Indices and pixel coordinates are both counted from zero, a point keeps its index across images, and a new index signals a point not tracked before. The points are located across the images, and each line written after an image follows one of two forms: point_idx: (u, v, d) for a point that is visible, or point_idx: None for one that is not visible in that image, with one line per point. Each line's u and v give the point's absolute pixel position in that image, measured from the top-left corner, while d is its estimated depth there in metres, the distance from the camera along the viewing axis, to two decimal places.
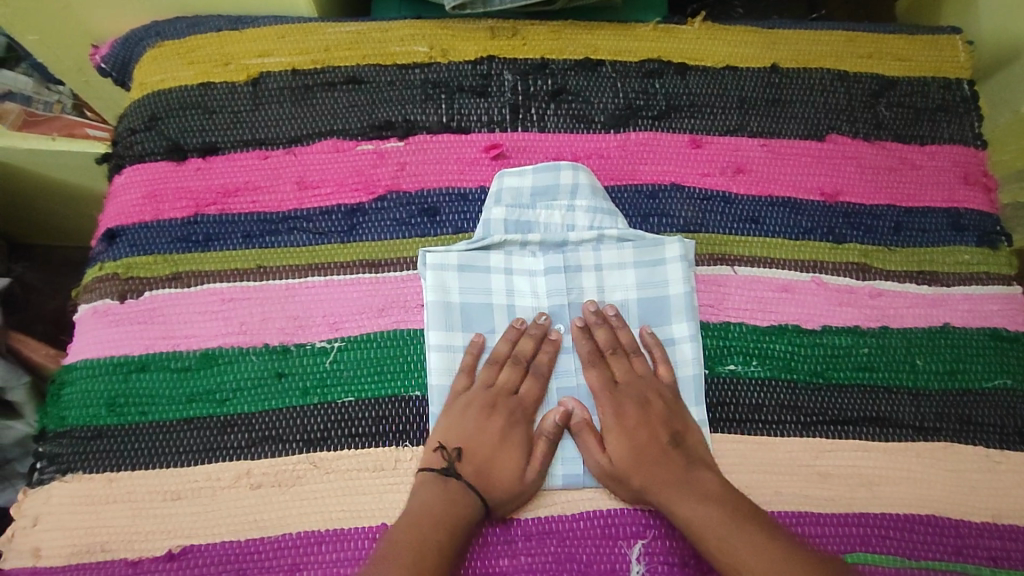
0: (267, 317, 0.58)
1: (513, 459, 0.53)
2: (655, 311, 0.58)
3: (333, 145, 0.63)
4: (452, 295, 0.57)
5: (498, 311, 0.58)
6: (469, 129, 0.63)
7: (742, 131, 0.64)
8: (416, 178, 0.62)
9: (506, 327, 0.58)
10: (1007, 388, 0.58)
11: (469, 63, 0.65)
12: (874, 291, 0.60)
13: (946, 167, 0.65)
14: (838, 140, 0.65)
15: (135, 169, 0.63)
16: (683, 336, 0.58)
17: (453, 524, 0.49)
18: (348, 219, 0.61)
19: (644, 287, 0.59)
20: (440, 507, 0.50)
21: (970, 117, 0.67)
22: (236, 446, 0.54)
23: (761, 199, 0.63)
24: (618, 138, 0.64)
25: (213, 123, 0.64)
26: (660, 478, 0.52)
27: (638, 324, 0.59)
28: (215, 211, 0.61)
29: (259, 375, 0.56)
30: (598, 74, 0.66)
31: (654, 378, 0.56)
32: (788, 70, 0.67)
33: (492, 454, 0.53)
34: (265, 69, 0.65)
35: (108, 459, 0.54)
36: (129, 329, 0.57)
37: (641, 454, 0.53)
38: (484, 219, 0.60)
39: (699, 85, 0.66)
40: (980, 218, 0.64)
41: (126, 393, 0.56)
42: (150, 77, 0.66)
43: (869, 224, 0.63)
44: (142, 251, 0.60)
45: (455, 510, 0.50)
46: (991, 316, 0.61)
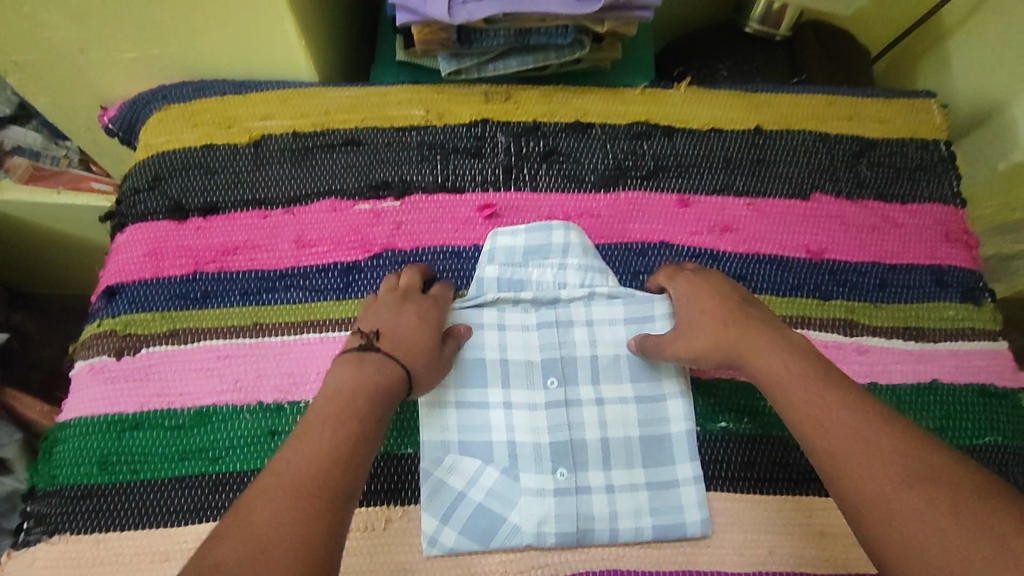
0: (261, 375, 0.58)
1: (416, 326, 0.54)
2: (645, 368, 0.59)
3: (331, 205, 0.64)
4: None
5: (491, 368, 0.58)
6: (463, 189, 0.65)
7: (728, 190, 0.66)
8: (411, 236, 0.64)
9: (500, 383, 0.58)
10: (997, 445, 0.59)
11: (464, 126, 0.68)
12: (862, 347, 0.61)
13: (928, 224, 0.67)
14: (821, 199, 0.67)
15: (136, 227, 0.64)
16: (673, 393, 0.58)
17: (356, 392, 0.47)
18: (344, 277, 0.62)
19: None
20: (340, 383, 0.48)
21: (948, 177, 0.69)
22: (227, 506, 0.54)
23: (748, 256, 0.64)
24: (608, 197, 0.66)
25: (215, 183, 0.66)
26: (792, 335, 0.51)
27: (631, 379, 0.59)
28: (214, 269, 0.62)
29: (252, 433, 0.56)
30: (588, 136, 0.68)
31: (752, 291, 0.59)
32: (771, 132, 0.69)
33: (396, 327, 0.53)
34: (267, 132, 0.68)
35: (97, 519, 0.54)
36: (124, 386, 0.58)
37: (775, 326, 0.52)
38: (478, 277, 0.61)
39: (685, 146, 0.68)
40: (963, 274, 0.65)
41: (119, 451, 0.56)
42: (155, 139, 0.68)
43: (855, 280, 0.64)
44: (140, 308, 0.61)
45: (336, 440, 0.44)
46: (979, 372, 0.61)
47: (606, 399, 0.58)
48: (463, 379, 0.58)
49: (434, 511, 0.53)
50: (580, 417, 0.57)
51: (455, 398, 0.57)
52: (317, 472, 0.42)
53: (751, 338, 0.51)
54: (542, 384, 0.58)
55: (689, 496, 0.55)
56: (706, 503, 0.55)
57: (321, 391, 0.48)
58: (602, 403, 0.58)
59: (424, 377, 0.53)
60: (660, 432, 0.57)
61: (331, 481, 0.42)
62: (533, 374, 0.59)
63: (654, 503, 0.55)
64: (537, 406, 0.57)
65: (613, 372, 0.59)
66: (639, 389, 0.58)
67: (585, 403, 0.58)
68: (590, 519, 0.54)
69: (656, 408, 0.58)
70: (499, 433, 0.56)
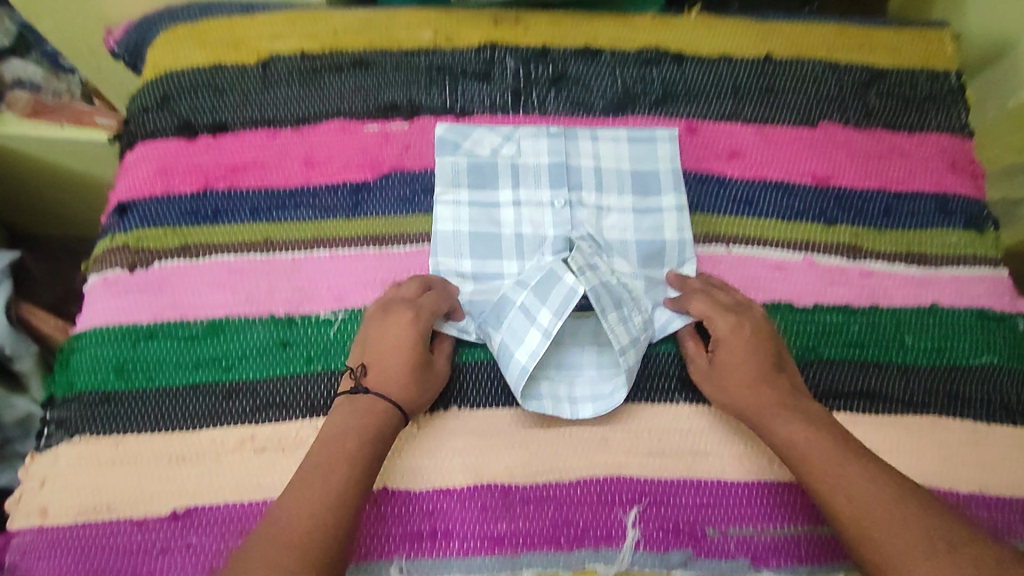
0: (273, 289, 0.59)
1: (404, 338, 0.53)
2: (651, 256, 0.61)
3: (339, 125, 0.64)
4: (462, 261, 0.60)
5: (503, 239, 0.61)
6: (471, 112, 0.65)
7: (736, 118, 0.66)
8: (421, 157, 0.64)
9: (509, 185, 0.62)
10: (993, 365, 0.60)
11: (473, 50, 0.67)
12: (864, 272, 0.62)
13: (935, 154, 0.67)
14: (829, 127, 0.67)
15: (146, 146, 0.64)
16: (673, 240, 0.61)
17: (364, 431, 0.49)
18: (354, 196, 0.62)
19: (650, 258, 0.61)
20: (351, 424, 0.50)
21: (957, 108, 0.69)
22: (241, 412, 0.56)
23: (755, 182, 0.64)
24: (617, 122, 0.66)
25: (224, 103, 0.65)
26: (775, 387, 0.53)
27: (634, 187, 0.63)
28: (224, 186, 0.63)
29: (264, 344, 0.58)
30: (597, 62, 0.67)
31: (755, 308, 0.57)
32: (781, 60, 0.69)
33: (385, 354, 0.53)
34: (275, 53, 0.67)
35: (115, 423, 0.55)
36: (138, 298, 0.59)
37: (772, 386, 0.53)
38: (500, 347, 0.55)
39: (695, 73, 0.68)
40: (966, 203, 0.66)
41: (135, 359, 0.57)
42: (162, 58, 0.67)
43: (859, 207, 0.64)
44: (152, 224, 0.61)
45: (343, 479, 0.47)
46: (978, 296, 0.62)
47: (606, 229, 0.62)
48: (478, 247, 0.60)
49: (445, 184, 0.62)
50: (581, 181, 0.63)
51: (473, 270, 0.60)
52: (335, 502, 0.45)
53: (767, 399, 0.53)
54: (551, 182, 0.62)
55: (665, 150, 0.64)
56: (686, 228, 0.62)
57: (328, 431, 0.50)
58: (602, 211, 0.62)
59: (422, 403, 0.53)
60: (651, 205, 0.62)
61: (347, 511, 0.45)
62: (540, 176, 0.62)
63: (655, 415, 0.57)
64: (543, 205, 0.62)
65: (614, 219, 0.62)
66: (638, 201, 0.63)
67: (587, 207, 0.62)
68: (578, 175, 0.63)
69: (653, 218, 0.62)
70: (508, 227, 0.61)
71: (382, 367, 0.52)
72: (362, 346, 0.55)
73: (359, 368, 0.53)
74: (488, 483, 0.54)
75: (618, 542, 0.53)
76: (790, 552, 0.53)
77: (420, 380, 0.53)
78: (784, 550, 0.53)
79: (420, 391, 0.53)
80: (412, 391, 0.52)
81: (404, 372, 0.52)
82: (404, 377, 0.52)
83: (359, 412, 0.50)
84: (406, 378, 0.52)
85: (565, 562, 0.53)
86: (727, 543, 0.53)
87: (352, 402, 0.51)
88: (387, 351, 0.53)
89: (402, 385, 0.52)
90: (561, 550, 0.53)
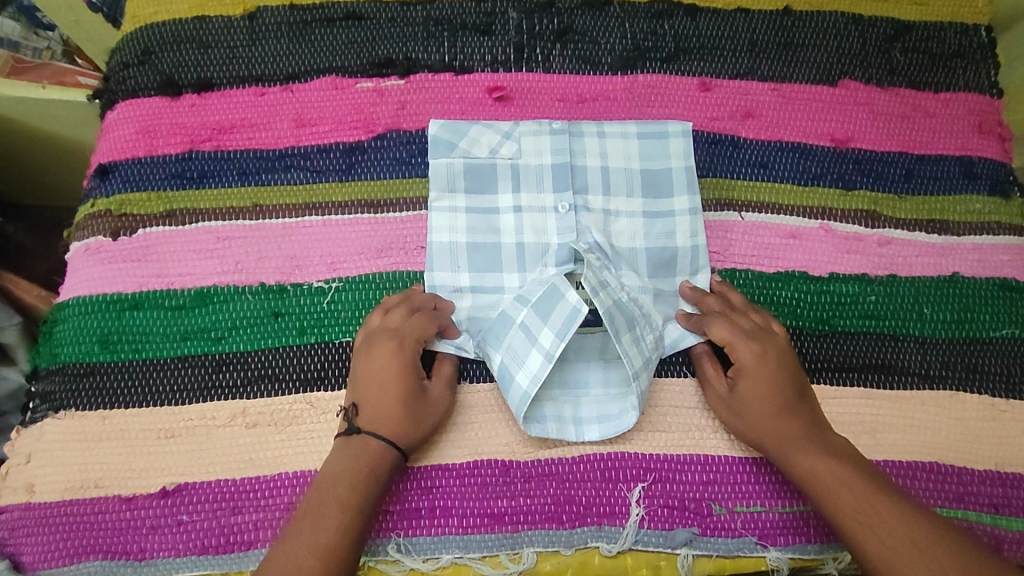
0: (263, 257, 0.56)
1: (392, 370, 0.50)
2: (663, 262, 0.57)
3: (331, 83, 0.61)
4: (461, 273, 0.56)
5: (503, 248, 0.57)
6: (471, 68, 0.61)
7: (752, 75, 0.63)
8: (418, 116, 0.60)
9: (509, 188, 0.58)
10: (1014, 338, 0.58)
11: (473, 1, 0.63)
12: (883, 239, 0.59)
13: (961, 114, 0.63)
14: (850, 86, 0.63)
15: (127, 104, 0.61)
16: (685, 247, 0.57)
17: (359, 475, 0.47)
18: (347, 158, 0.59)
19: (662, 265, 0.57)
20: (346, 466, 0.47)
21: (986, 65, 0.65)
22: (231, 386, 0.53)
23: (770, 144, 0.61)
24: (626, 80, 0.62)
25: (209, 58, 0.61)
26: (794, 422, 0.50)
27: (643, 188, 0.59)
28: (210, 147, 0.59)
29: (255, 314, 0.55)
30: (605, 14, 0.63)
31: (771, 325, 0.54)
32: (801, 13, 0.64)
33: (375, 388, 0.50)
34: (262, 4, 0.63)
35: (102, 396, 0.53)
36: (122, 267, 0.56)
37: (791, 421, 0.50)
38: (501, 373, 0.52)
39: (709, 28, 0.63)
40: (992, 167, 0.62)
41: (120, 331, 0.55)
42: (141, 9, 0.63)
43: (880, 171, 0.61)
44: (134, 188, 0.58)
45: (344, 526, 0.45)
46: (1001, 266, 0.59)
47: (614, 236, 0.57)
48: (476, 259, 0.56)
49: (440, 188, 0.57)
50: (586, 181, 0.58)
51: (471, 282, 0.56)
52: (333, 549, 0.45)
53: (785, 433, 0.50)
54: (553, 185, 0.58)
55: (677, 147, 0.59)
56: (698, 232, 0.58)
57: (323, 472, 0.48)
58: (609, 216, 0.58)
59: (420, 434, 0.50)
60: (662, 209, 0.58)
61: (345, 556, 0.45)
62: (542, 179, 0.58)
63: (661, 390, 0.55)
64: (545, 210, 0.57)
65: (622, 225, 0.58)
66: (647, 204, 0.58)
67: (594, 212, 0.58)
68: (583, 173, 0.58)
69: (664, 221, 0.58)
70: (509, 235, 0.57)
71: (372, 406, 0.50)
72: (351, 382, 0.51)
73: (351, 408, 0.50)
74: (486, 459, 0.52)
75: (622, 520, 0.51)
76: (798, 530, 0.52)
77: (414, 413, 0.50)
78: (792, 528, 0.52)
79: (415, 425, 0.50)
80: (405, 427, 0.49)
81: (396, 410, 0.49)
82: (396, 414, 0.49)
83: (352, 456, 0.48)
84: (398, 415, 0.49)
85: (567, 540, 0.51)
86: (734, 521, 0.52)
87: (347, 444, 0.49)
88: (377, 390, 0.50)
89: (395, 422, 0.49)
90: (563, 528, 0.51)
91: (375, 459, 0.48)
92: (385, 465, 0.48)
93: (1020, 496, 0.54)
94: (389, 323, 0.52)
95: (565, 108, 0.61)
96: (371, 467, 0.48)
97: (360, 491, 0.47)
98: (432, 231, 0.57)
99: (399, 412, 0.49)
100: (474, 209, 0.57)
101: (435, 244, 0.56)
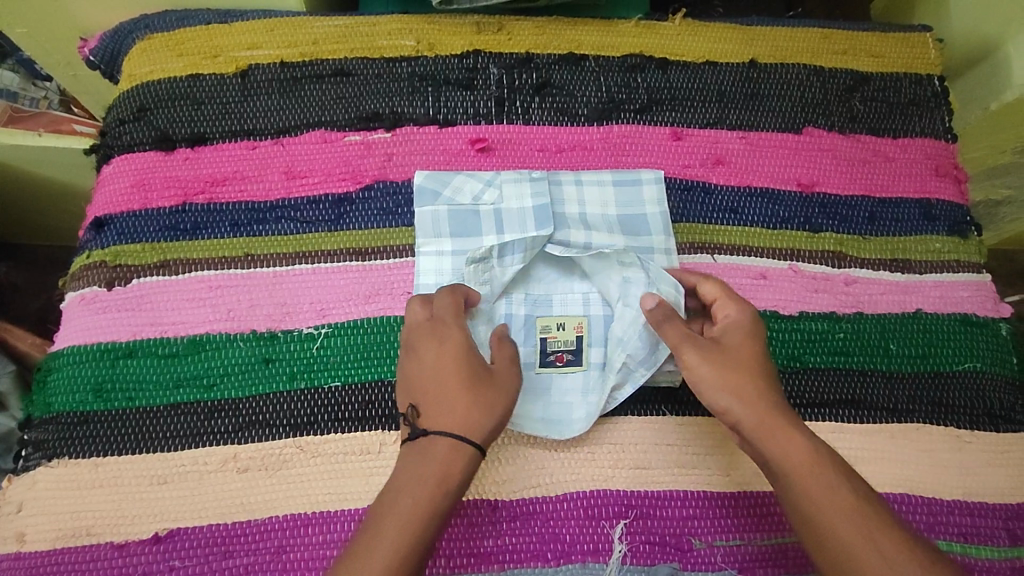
0: (254, 304, 0.58)
1: (450, 351, 0.50)
2: None
3: (321, 136, 0.63)
4: None
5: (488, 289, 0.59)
6: (454, 121, 0.64)
7: (721, 124, 0.66)
8: (404, 168, 0.63)
9: (493, 230, 0.61)
10: (976, 371, 0.60)
11: (456, 57, 0.66)
12: (849, 279, 0.62)
13: (918, 159, 0.67)
14: (814, 133, 0.66)
15: (123, 158, 0.63)
16: None
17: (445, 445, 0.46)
18: (335, 209, 0.62)
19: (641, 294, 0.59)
20: (429, 453, 0.46)
21: (941, 112, 0.69)
22: (223, 431, 0.55)
23: (740, 189, 0.64)
24: (601, 131, 0.65)
25: (202, 113, 0.64)
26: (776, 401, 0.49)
27: (621, 229, 0.62)
28: (203, 200, 0.62)
29: (246, 361, 0.57)
30: (581, 69, 0.67)
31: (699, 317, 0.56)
32: (766, 65, 0.68)
33: (435, 366, 0.50)
34: (254, 62, 0.66)
35: (95, 444, 0.54)
36: (116, 316, 0.58)
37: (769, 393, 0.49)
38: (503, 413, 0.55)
39: (679, 80, 0.67)
40: (950, 208, 0.66)
41: (114, 379, 0.56)
42: (139, 69, 0.66)
43: (844, 214, 0.64)
44: (130, 239, 0.60)
45: (441, 473, 0.45)
46: (962, 302, 0.62)
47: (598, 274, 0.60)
48: None
49: (427, 233, 0.60)
50: (566, 220, 0.62)
51: None
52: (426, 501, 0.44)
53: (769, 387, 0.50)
54: (536, 226, 0.61)
55: (652, 193, 0.63)
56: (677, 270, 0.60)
57: (422, 451, 0.47)
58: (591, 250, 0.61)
59: (482, 410, 0.48)
60: (642, 248, 0.61)
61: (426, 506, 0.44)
62: (524, 221, 0.61)
63: (642, 427, 0.57)
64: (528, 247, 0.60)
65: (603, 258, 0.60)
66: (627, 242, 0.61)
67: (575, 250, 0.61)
68: (564, 212, 0.62)
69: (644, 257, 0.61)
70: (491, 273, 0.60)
71: (438, 388, 0.49)
72: (415, 380, 0.50)
73: (411, 412, 0.49)
74: (468, 497, 0.54)
75: (606, 557, 0.53)
76: (775, 563, 0.53)
77: (477, 385, 0.49)
78: (769, 561, 0.54)
79: (478, 405, 0.48)
80: (471, 416, 0.47)
81: (461, 384, 0.48)
82: (462, 405, 0.47)
83: (426, 448, 0.46)
84: (459, 404, 0.48)
85: None
86: (714, 555, 0.53)
87: (410, 447, 0.48)
88: (432, 381, 0.49)
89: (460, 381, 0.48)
90: (548, 565, 0.52)
91: (448, 455, 0.46)
92: (456, 459, 0.46)
93: (988, 525, 0.56)
94: (431, 320, 0.52)
95: (544, 157, 0.64)
96: (444, 461, 0.46)
97: (440, 461, 0.46)
98: (419, 272, 0.59)
99: (457, 400, 0.48)
100: (459, 252, 0.60)
101: (422, 288, 0.59)
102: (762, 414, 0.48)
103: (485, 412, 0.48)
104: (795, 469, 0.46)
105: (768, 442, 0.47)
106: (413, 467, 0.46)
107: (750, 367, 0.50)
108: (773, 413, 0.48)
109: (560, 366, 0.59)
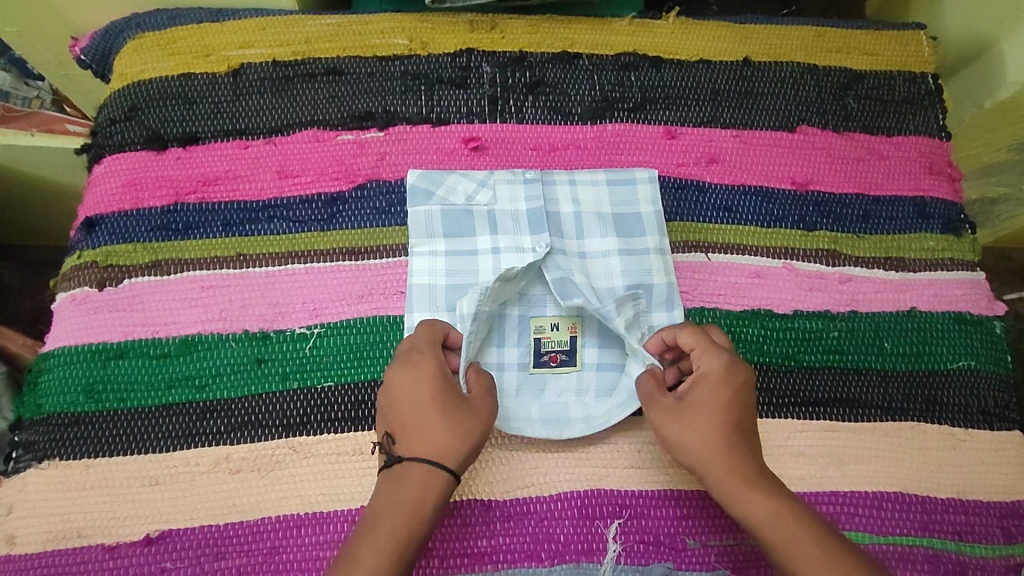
0: (247, 305, 0.58)
1: (427, 379, 0.50)
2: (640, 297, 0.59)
3: (313, 135, 0.63)
4: (440, 308, 0.58)
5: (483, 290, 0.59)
6: (448, 120, 0.64)
7: (715, 122, 0.66)
8: (396, 167, 0.63)
9: (486, 230, 0.61)
10: (970, 369, 0.60)
11: (449, 56, 0.66)
12: (844, 277, 0.62)
13: (912, 157, 0.67)
14: (808, 131, 0.66)
15: (114, 158, 0.63)
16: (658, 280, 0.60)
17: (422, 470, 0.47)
18: (328, 208, 0.61)
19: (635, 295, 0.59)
20: (407, 478, 0.47)
21: (934, 111, 0.69)
22: (215, 432, 0.55)
23: (734, 188, 0.64)
24: (595, 129, 0.65)
25: (194, 113, 0.64)
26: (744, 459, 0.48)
27: (615, 230, 0.61)
28: (195, 200, 0.61)
29: (238, 361, 0.56)
30: (574, 67, 0.66)
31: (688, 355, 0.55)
32: (760, 64, 0.68)
33: (413, 394, 0.50)
34: (246, 60, 0.65)
35: (86, 446, 0.54)
36: (107, 316, 0.57)
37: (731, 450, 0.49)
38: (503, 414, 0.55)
39: (673, 78, 0.67)
40: (944, 206, 0.66)
41: (105, 380, 0.56)
42: (130, 68, 0.65)
43: (838, 212, 0.64)
44: (121, 239, 0.60)
45: (416, 498, 0.46)
46: (956, 300, 0.62)
47: (592, 276, 0.60)
48: (455, 298, 0.58)
49: (420, 233, 0.60)
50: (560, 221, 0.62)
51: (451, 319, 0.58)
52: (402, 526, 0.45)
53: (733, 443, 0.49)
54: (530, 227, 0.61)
55: (646, 192, 0.63)
56: (672, 270, 0.60)
57: (400, 476, 0.47)
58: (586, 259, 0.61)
59: (459, 436, 0.48)
60: (637, 248, 0.61)
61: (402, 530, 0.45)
62: (517, 222, 0.61)
63: (635, 427, 0.56)
64: (522, 249, 0.60)
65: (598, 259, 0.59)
66: (621, 243, 0.61)
67: (568, 252, 0.61)
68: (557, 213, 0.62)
69: (638, 259, 0.60)
70: (486, 274, 0.60)
71: (416, 417, 0.49)
72: (392, 409, 0.50)
73: (386, 438, 0.49)
74: (461, 498, 0.53)
75: (600, 556, 0.53)
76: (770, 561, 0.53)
77: (454, 412, 0.49)
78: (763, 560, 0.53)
79: (455, 431, 0.48)
80: (446, 441, 0.48)
81: (439, 412, 0.49)
82: (439, 432, 0.48)
83: (403, 474, 0.47)
84: (435, 427, 0.48)
85: None
86: (708, 554, 0.53)
87: (388, 472, 0.48)
88: (408, 407, 0.50)
89: (437, 408, 0.49)
90: (542, 565, 0.52)
91: (423, 479, 0.46)
92: (433, 483, 0.47)
93: (982, 523, 0.56)
94: (408, 349, 0.53)
95: (538, 156, 0.64)
96: (419, 485, 0.46)
97: (417, 487, 0.46)
98: (413, 271, 0.59)
99: (434, 427, 0.48)
100: (452, 253, 0.60)
101: (415, 287, 0.59)
102: (729, 472, 0.48)
103: (462, 438, 0.48)
104: (769, 534, 0.46)
105: (737, 492, 0.48)
106: (390, 493, 0.46)
107: (711, 423, 0.50)
108: (741, 472, 0.48)
109: (554, 367, 0.58)
